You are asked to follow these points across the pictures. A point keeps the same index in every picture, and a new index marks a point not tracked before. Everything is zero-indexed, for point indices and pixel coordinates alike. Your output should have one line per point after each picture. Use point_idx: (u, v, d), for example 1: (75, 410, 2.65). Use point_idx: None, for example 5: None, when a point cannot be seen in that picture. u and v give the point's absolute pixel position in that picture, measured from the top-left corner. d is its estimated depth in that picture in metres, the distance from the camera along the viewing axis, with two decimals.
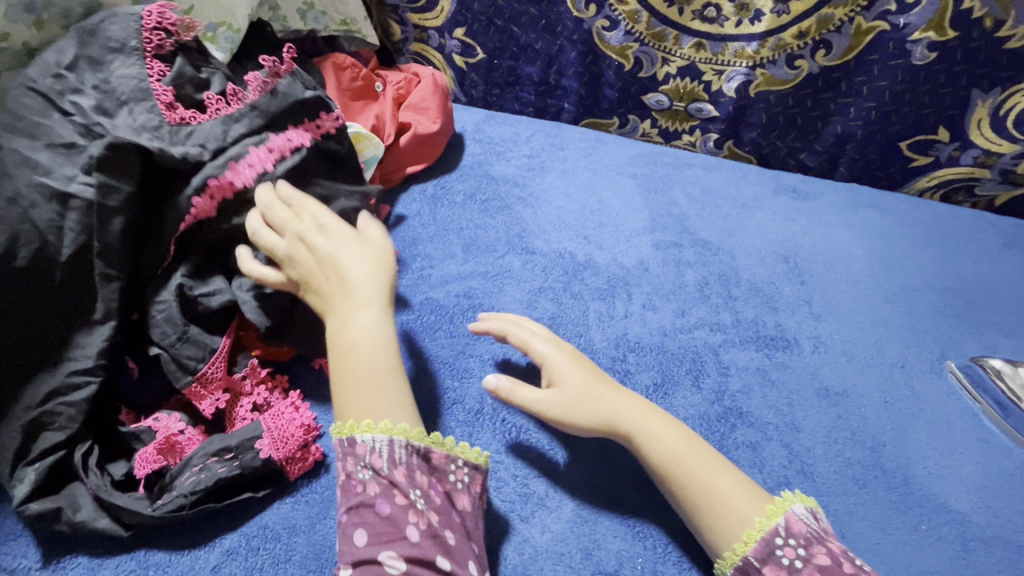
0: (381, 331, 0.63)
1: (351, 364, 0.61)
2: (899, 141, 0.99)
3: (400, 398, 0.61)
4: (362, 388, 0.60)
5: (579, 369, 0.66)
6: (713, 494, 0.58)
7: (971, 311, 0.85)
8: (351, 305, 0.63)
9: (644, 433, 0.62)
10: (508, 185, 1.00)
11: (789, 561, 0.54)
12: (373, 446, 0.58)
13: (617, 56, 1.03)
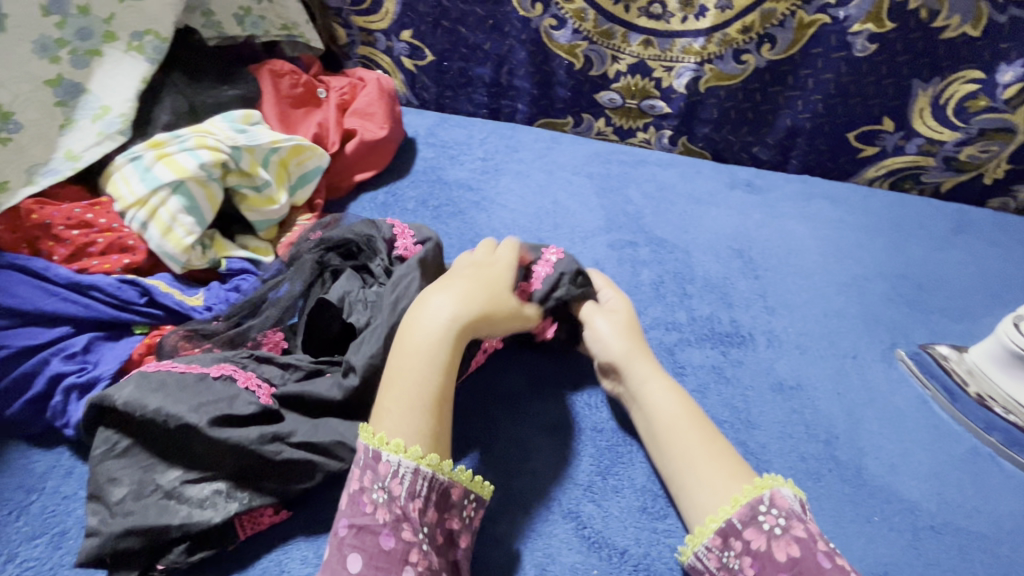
0: (441, 349, 0.57)
1: (401, 374, 0.56)
2: (847, 132, 1.01)
3: (435, 420, 0.55)
4: (399, 395, 0.55)
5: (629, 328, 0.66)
6: (704, 453, 0.56)
7: (921, 298, 0.85)
8: (426, 309, 0.59)
9: (661, 384, 0.61)
10: (461, 189, 0.98)
11: (768, 529, 0.50)
12: (396, 470, 0.52)
13: (567, 54, 1.02)
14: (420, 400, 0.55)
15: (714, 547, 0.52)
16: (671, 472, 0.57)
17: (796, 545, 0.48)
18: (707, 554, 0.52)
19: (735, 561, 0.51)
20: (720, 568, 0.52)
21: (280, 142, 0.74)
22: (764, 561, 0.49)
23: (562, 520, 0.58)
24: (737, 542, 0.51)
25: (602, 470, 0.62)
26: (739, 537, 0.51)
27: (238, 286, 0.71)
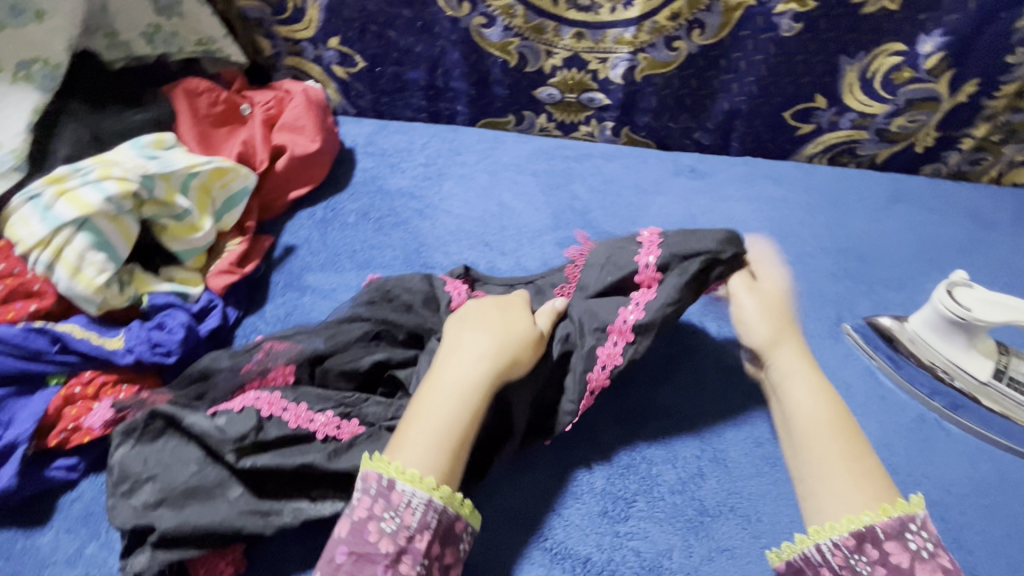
0: (472, 387, 0.56)
1: (424, 409, 0.55)
2: (783, 111, 1.02)
3: (453, 456, 0.53)
4: (423, 430, 0.53)
5: (771, 325, 0.62)
6: (844, 464, 0.53)
7: (863, 271, 0.87)
8: (459, 348, 0.58)
9: (805, 384, 0.59)
10: (404, 199, 0.95)
11: (915, 549, 0.48)
12: (409, 500, 0.50)
13: (500, 52, 1.00)
14: (446, 437, 0.53)
15: (844, 547, 0.50)
16: (802, 473, 0.55)
17: (943, 574, 0.47)
18: (832, 551, 0.50)
19: (864, 566, 0.49)
20: (841, 567, 0.50)
21: (198, 166, 0.71)
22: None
23: (524, 534, 0.57)
24: (875, 550, 0.49)
25: (561, 477, 0.61)
26: (879, 546, 0.49)
27: (161, 322, 0.66)
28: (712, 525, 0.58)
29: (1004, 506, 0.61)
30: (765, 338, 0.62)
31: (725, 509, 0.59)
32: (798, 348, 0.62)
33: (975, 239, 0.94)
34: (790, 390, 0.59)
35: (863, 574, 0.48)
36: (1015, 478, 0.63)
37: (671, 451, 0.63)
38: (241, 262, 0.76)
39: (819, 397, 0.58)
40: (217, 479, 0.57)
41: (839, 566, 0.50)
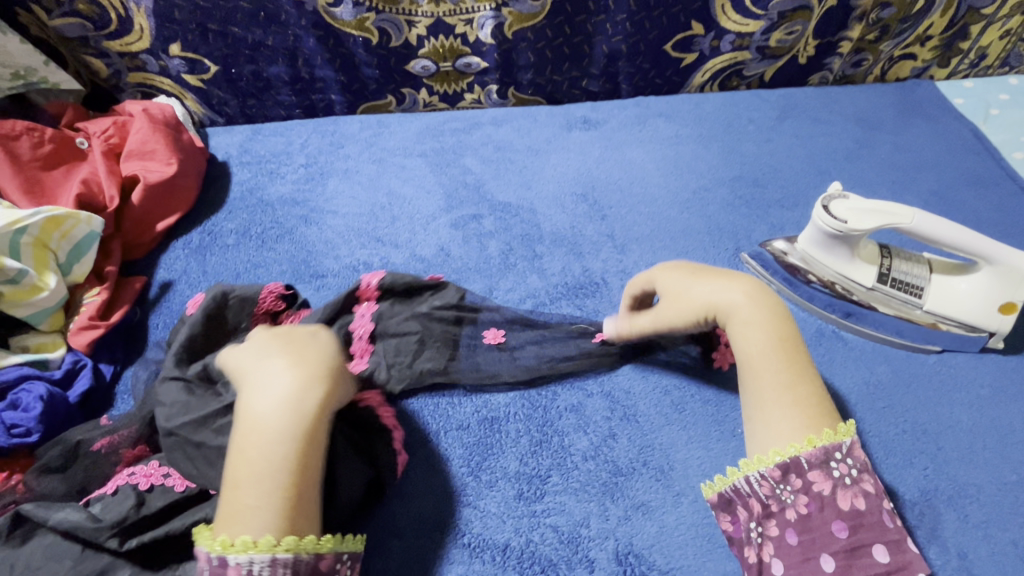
0: (268, 447, 0.49)
1: (246, 459, 0.48)
2: (662, 45, 0.99)
3: (297, 512, 0.48)
4: (259, 493, 0.47)
5: (734, 288, 0.57)
6: (779, 396, 0.52)
7: (758, 195, 0.87)
8: (255, 392, 0.52)
9: (744, 318, 0.55)
10: (287, 206, 0.89)
11: (839, 477, 0.49)
12: (251, 566, 0.45)
13: (358, 31, 0.93)
14: (276, 496, 0.47)
15: (771, 478, 0.50)
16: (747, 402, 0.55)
17: (863, 499, 0.48)
18: (760, 482, 0.50)
19: (789, 495, 0.49)
20: (769, 497, 0.50)
21: (22, 221, 0.66)
22: (824, 503, 0.48)
23: (440, 535, 0.56)
24: (799, 479, 0.49)
25: (473, 468, 0.60)
26: (803, 475, 0.49)
27: (16, 399, 0.61)
28: (628, 483, 0.59)
29: (901, 403, 0.62)
30: (711, 300, 0.57)
31: (636, 464, 0.60)
32: (773, 299, 0.57)
33: (862, 142, 0.95)
34: (735, 328, 0.56)
35: (787, 503, 0.49)
36: (908, 374, 0.65)
37: (581, 419, 0.63)
38: (101, 314, 0.71)
39: (762, 328, 0.55)
40: (97, 569, 0.50)
41: (765, 497, 0.50)
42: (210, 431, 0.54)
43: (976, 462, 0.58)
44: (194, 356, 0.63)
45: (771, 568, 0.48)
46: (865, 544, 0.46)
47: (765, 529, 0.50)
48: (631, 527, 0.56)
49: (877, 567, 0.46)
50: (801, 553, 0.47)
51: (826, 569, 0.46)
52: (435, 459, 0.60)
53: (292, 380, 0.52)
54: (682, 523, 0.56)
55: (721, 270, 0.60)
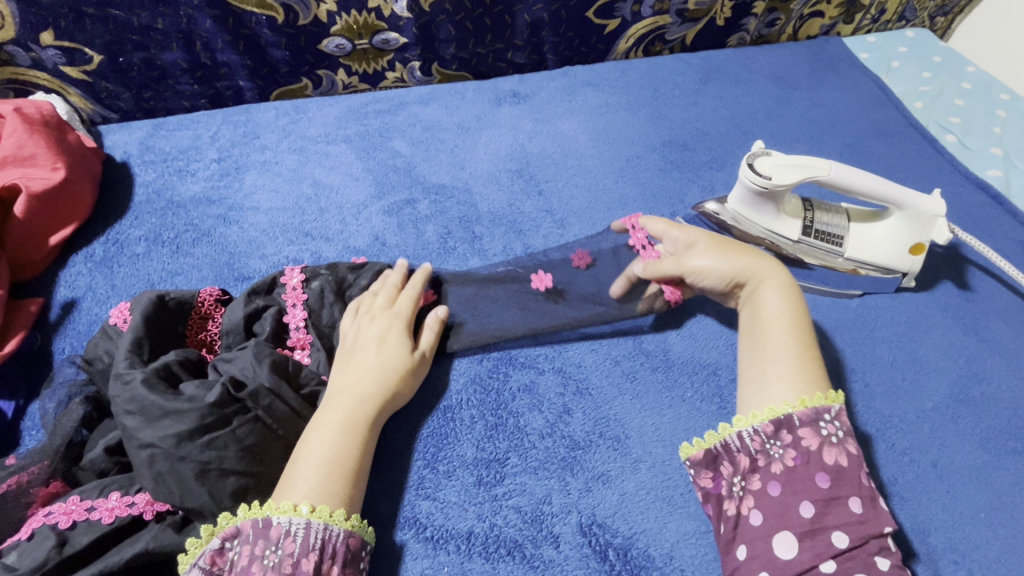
0: (361, 407, 0.55)
1: (306, 446, 0.52)
2: (584, 11, 0.98)
3: (348, 484, 0.51)
4: (310, 463, 0.51)
5: (759, 260, 0.62)
6: (794, 356, 0.56)
7: (687, 159, 0.89)
8: (342, 375, 0.57)
9: (777, 284, 0.61)
10: (201, 206, 0.82)
11: (826, 435, 0.51)
12: (289, 529, 0.47)
13: (260, 9, 0.86)
14: (338, 466, 0.51)
15: (762, 433, 0.53)
16: (751, 363, 0.58)
17: (846, 457, 0.50)
18: (752, 437, 0.53)
19: (777, 450, 0.52)
20: (757, 453, 0.52)
21: None
22: (810, 458, 0.50)
23: (402, 530, 0.54)
24: (789, 435, 0.52)
25: (430, 460, 0.58)
26: (793, 432, 0.52)
27: None
28: (586, 456, 0.59)
29: (832, 349, 0.66)
30: (745, 263, 0.62)
31: (592, 437, 0.60)
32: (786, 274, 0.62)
33: (780, 100, 0.98)
34: (767, 288, 0.61)
35: (774, 457, 0.52)
36: (835, 318, 0.68)
37: (533, 397, 0.63)
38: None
39: (785, 297, 0.60)
40: None
41: (754, 451, 0.52)
42: (196, 446, 0.49)
43: (901, 394, 0.62)
44: (143, 356, 0.56)
45: (749, 520, 0.50)
46: (843, 496, 0.48)
47: (748, 482, 0.52)
48: (593, 499, 0.57)
49: (852, 518, 0.47)
50: (783, 501, 0.49)
51: (805, 516, 0.48)
52: (386, 457, 0.58)
53: (367, 362, 0.58)
54: (642, 489, 0.57)
55: (738, 245, 0.65)
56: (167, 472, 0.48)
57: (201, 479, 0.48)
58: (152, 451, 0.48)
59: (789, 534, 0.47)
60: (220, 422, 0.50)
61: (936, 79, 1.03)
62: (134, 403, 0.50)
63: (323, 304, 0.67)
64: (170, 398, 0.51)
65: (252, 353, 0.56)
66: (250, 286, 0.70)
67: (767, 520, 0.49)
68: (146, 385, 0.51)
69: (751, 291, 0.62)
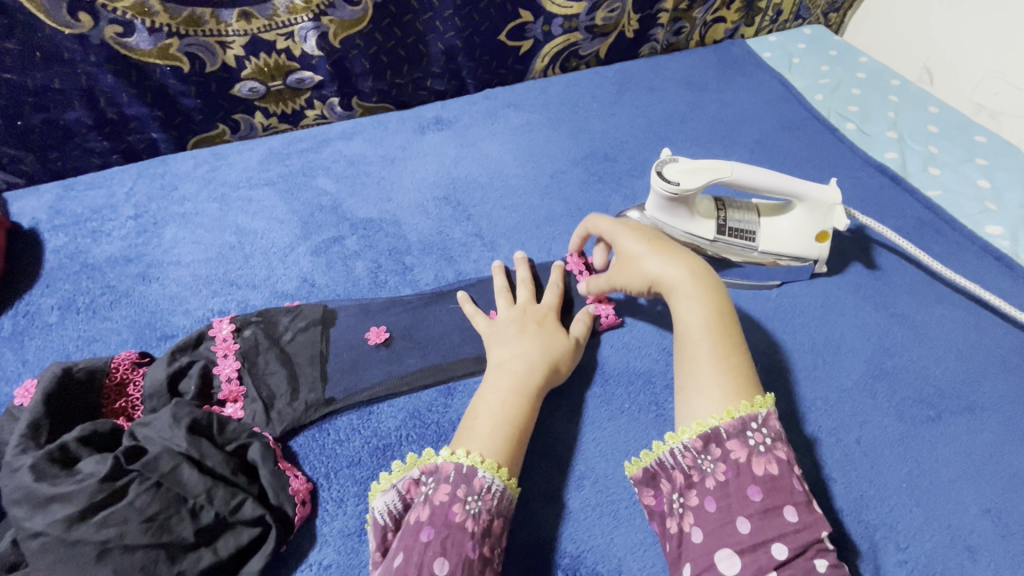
0: (528, 376, 0.60)
1: (486, 408, 0.57)
2: (496, 35, 1.00)
3: (515, 445, 0.55)
4: (484, 423, 0.56)
5: (678, 269, 0.63)
6: (712, 365, 0.58)
7: (609, 169, 0.91)
8: (513, 347, 0.63)
9: (687, 294, 0.62)
10: (118, 266, 0.79)
11: (754, 445, 0.52)
12: (488, 481, 0.51)
13: (164, 60, 0.84)
14: (510, 425, 0.56)
15: (693, 449, 0.54)
16: (680, 372, 0.60)
17: (776, 464, 0.51)
18: (684, 454, 0.54)
19: (709, 465, 0.53)
20: (691, 468, 0.54)
21: None
22: (741, 470, 0.51)
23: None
24: (718, 449, 0.53)
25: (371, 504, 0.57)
26: (722, 445, 0.53)
27: None
28: (527, 480, 0.59)
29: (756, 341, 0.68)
30: (660, 276, 0.63)
31: (533, 457, 0.61)
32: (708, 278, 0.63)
33: (693, 104, 1.02)
34: (679, 300, 0.62)
35: (707, 472, 0.52)
36: (757, 310, 0.71)
37: None
38: None
39: (701, 303, 0.61)
40: None
41: (688, 467, 0.54)
42: (91, 527, 0.47)
43: (823, 376, 0.65)
44: (42, 438, 0.53)
45: (691, 537, 0.51)
46: (778, 506, 0.49)
47: (686, 499, 0.53)
48: (534, 521, 0.56)
49: (789, 527, 0.48)
50: (720, 519, 0.50)
51: (743, 532, 0.48)
52: (327, 505, 0.57)
53: (531, 340, 0.64)
54: (586, 506, 0.58)
55: (669, 247, 0.65)
56: (64, 560, 0.46)
57: (102, 560, 0.46)
58: (47, 540, 0.46)
59: (730, 551, 0.48)
60: (117, 498, 0.48)
61: (833, 71, 1.09)
62: (20, 492, 0.48)
63: (258, 351, 0.66)
64: (66, 479, 0.49)
65: (168, 414, 0.54)
66: (173, 345, 0.67)
67: (707, 537, 0.49)
68: (33, 471, 0.48)
69: (668, 299, 0.63)
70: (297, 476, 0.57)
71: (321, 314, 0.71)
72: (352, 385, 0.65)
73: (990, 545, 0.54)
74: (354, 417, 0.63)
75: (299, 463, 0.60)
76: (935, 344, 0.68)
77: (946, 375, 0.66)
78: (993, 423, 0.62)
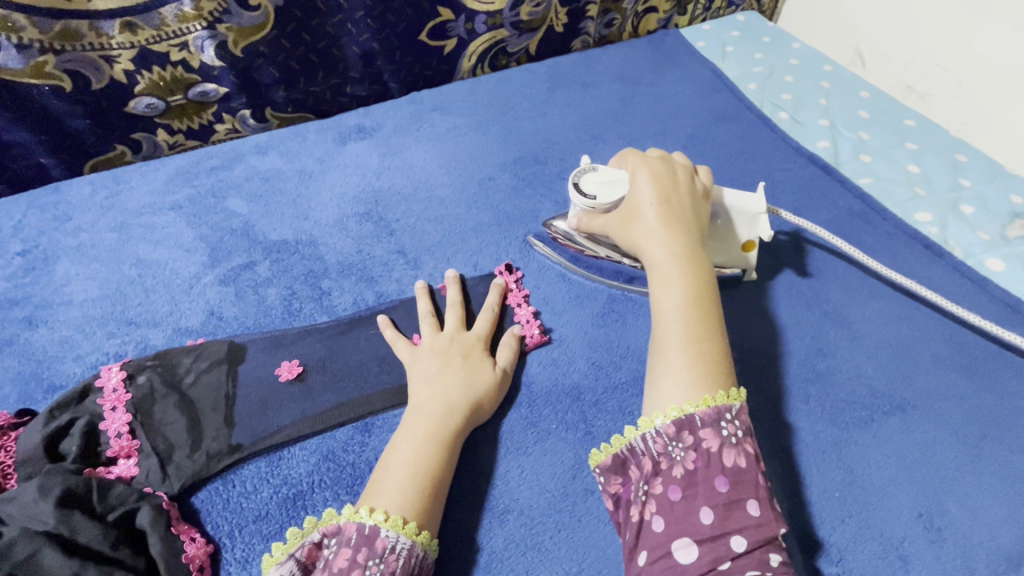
0: (446, 420, 0.57)
1: (400, 455, 0.54)
2: (417, 36, 0.95)
3: (429, 496, 0.52)
4: (395, 475, 0.52)
5: (672, 244, 0.59)
6: (683, 348, 0.54)
7: (539, 173, 0.88)
8: (436, 380, 0.60)
9: (664, 273, 0.58)
10: (2, 310, 0.72)
11: (726, 436, 0.50)
12: (392, 543, 0.48)
13: (40, 79, 0.77)
14: (423, 475, 0.53)
15: (665, 435, 0.51)
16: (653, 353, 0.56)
17: (745, 458, 0.49)
18: (655, 439, 0.51)
19: (679, 453, 0.50)
20: (660, 454, 0.51)
21: None
22: (710, 460, 0.49)
23: None
24: (691, 436, 0.50)
25: None
26: (694, 433, 0.50)
27: None
28: (449, 520, 0.55)
29: None
30: (653, 245, 0.60)
31: (456, 494, 0.57)
32: (698, 259, 0.59)
33: (625, 100, 0.99)
34: (657, 280, 0.58)
35: (676, 459, 0.50)
36: None
37: None
38: None
39: (681, 285, 0.57)
40: None
41: (657, 453, 0.51)
42: None
43: (756, 383, 0.63)
44: None
45: (651, 525, 0.49)
46: (741, 499, 0.47)
47: (651, 487, 0.50)
48: (456, 566, 0.53)
49: (750, 521, 0.46)
50: (683, 508, 0.48)
51: (705, 523, 0.46)
52: (230, 568, 0.52)
53: (452, 377, 0.60)
54: (510, 543, 0.54)
55: (671, 214, 0.61)
56: None
57: None
58: None
59: (688, 540, 0.46)
60: None
61: (766, 58, 1.08)
62: None
63: (153, 400, 0.60)
64: None
65: (35, 486, 0.49)
66: (58, 398, 0.61)
67: (668, 527, 0.48)
68: None
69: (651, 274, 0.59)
70: (194, 540, 0.52)
71: (227, 352, 0.66)
72: (262, 429, 0.60)
73: (921, 551, 0.53)
74: (262, 464, 0.59)
75: (199, 521, 0.55)
76: (867, 341, 0.67)
77: (878, 373, 0.64)
78: (924, 420, 0.61)
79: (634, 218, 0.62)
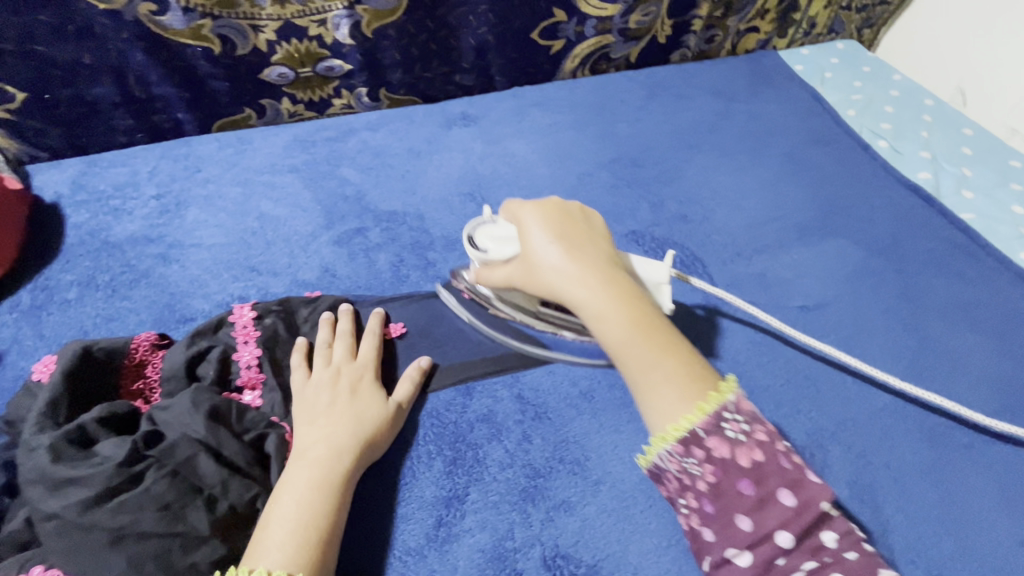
0: (334, 464, 0.52)
1: (275, 512, 0.49)
2: (529, 33, 0.99)
3: (319, 552, 0.48)
4: (274, 536, 0.47)
5: (584, 273, 0.57)
6: (654, 370, 0.54)
7: (636, 175, 0.90)
8: (316, 427, 0.55)
9: (593, 307, 0.56)
10: (139, 246, 0.79)
11: (733, 435, 0.50)
12: None
13: (195, 40, 0.84)
14: (310, 531, 0.48)
15: (676, 454, 0.51)
16: (632, 381, 0.55)
17: (759, 450, 0.49)
18: (669, 459, 0.52)
19: (695, 467, 0.50)
20: (680, 473, 0.51)
21: None
22: (727, 467, 0.49)
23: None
24: (700, 449, 0.50)
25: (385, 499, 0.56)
26: (702, 445, 0.50)
27: None
28: (546, 483, 0.58)
29: (780, 357, 0.68)
30: (573, 276, 0.57)
31: (553, 461, 0.59)
32: (610, 274, 0.58)
33: (722, 114, 1.01)
34: (588, 315, 0.57)
35: (696, 475, 0.50)
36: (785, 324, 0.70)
37: (492, 425, 0.62)
38: None
39: (616, 307, 0.56)
40: None
41: (677, 472, 0.51)
42: (103, 512, 0.46)
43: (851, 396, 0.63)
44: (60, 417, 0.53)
45: (703, 535, 0.50)
46: (770, 495, 0.48)
47: (687, 500, 0.52)
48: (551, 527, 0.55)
49: (787, 513, 0.47)
50: (722, 520, 0.49)
51: (746, 529, 0.48)
52: None
53: (343, 417, 0.56)
54: (603, 513, 0.56)
55: (569, 238, 0.60)
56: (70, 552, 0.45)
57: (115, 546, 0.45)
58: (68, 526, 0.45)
59: (738, 547, 0.48)
60: (131, 482, 0.48)
61: (865, 87, 1.08)
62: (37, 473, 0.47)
63: (277, 341, 0.65)
64: (82, 461, 0.48)
65: (188, 399, 0.54)
66: (194, 329, 0.67)
67: (717, 536, 0.49)
68: (51, 453, 0.48)
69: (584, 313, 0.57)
70: None
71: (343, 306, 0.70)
72: None
73: None
74: None
75: None
76: (960, 377, 0.68)
77: None
78: None
79: (531, 261, 0.59)
